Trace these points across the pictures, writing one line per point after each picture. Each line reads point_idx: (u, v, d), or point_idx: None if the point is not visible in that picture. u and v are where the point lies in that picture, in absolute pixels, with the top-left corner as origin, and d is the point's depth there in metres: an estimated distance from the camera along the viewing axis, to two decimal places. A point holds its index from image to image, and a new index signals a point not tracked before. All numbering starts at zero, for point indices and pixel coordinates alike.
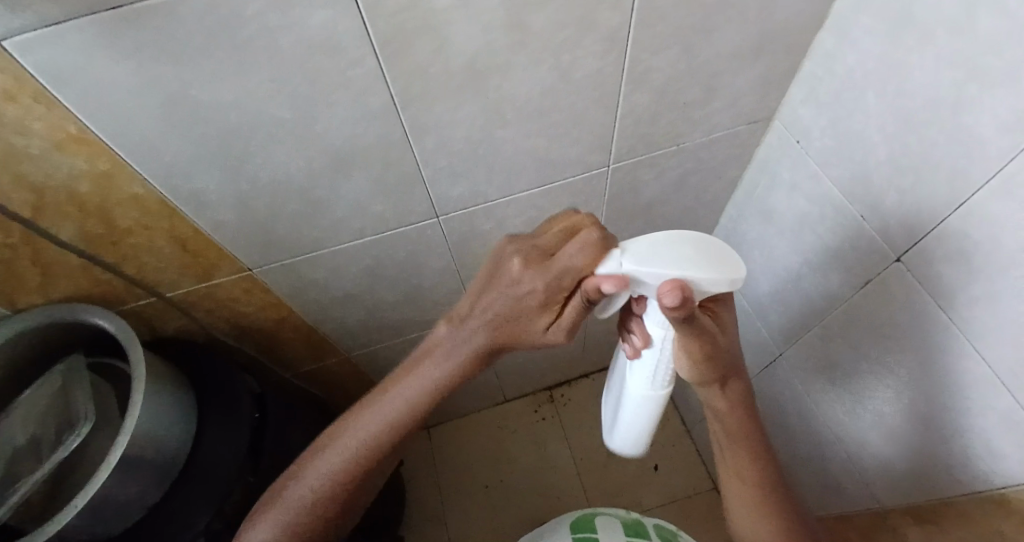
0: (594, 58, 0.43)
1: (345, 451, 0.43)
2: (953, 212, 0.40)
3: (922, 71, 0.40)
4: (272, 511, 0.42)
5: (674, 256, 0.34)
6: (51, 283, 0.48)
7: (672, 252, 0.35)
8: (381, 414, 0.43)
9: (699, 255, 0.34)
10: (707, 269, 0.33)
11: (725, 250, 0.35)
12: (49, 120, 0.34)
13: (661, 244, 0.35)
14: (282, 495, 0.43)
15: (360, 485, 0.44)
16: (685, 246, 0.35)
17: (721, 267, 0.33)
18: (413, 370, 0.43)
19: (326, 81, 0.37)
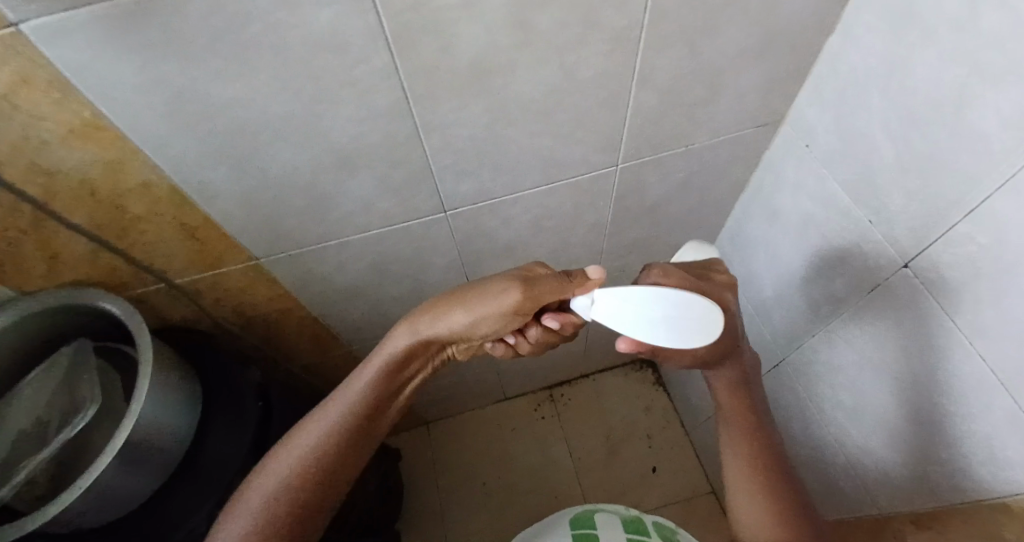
0: (602, 57, 0.44)
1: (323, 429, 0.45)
2: (962, 219, 0.40)
3: (930, 78, 0.40)
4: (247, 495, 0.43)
5: (640, 320, 0.41)
6: (59, 268, 0.49)
7: (641, 315, 0.41)
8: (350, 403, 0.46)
9: (662, 324, 0.41)
10: (664, 340, 0.41)
11: (692, 316, 0.40)
12: (62, 106, 0.34)
13: (636, 302, 0.41)
14: (250, 489, 0.43)
15: (328, 479, 0.45)
16: (654, 310, 0.41)
17: (678, 340, 0.40)
18: (371, 364, 0.48)
19: (336, 75, 0.37)
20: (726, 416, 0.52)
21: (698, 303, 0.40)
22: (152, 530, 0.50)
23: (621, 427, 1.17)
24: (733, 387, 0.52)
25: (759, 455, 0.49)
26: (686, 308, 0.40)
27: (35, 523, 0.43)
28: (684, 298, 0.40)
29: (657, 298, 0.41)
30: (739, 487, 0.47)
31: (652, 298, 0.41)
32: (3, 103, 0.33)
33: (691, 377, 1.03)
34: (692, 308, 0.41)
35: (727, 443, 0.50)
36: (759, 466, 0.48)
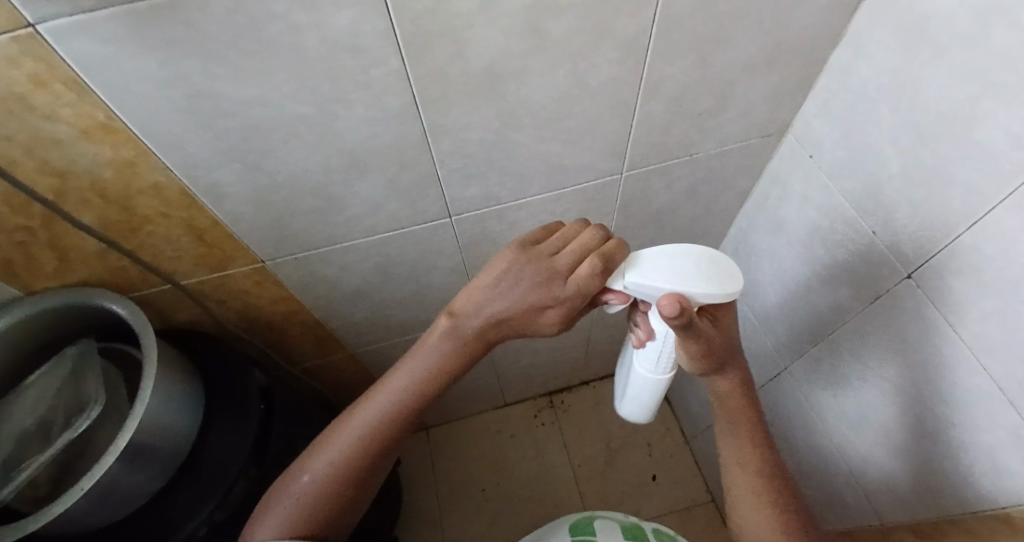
0: (611, 65, 0.44)
1: (357, 432, 0.42)
2: (966, 229, 0.40)
3: (936, 89, 0.40)
4: (280, 497, 0.41)
5: (672, 272, 0.38)
6: (68, 268, 0.49)
7: (670, 267, 0.38)
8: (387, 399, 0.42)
9: (694, 272, 0.38)
10: (703, 286, 0.37)
11: (720, 267, 0.38)
12: (77, 107, 0.34)
13: (661, 259, 0.39)
14: (286, 487, 0.41)
15: (366, 478, 0.42)
16: (681, 262, 0.38)
17: (715, 284, 0.37)
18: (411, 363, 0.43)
19: (349, 79, 0.38)
20: (732, 421, 0.49)
21: (718, 255, 0.39)
22: (152, 532, 0.50)
23: (621, 434, 1.16)
24: (740, 388, 0.48)
25: (760, 462, 0.48)
26: (711, 261, 0.39)
27: (37, 523, 0.43)
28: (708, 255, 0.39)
29: (683, 255, 0.39)
30: (740, 494, 0.48)
31: (677, 255, 0.39)
32: (19, 104, 0.33)
33: (692, 384, 1.03)
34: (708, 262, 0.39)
35: (731, 453, 0.49)
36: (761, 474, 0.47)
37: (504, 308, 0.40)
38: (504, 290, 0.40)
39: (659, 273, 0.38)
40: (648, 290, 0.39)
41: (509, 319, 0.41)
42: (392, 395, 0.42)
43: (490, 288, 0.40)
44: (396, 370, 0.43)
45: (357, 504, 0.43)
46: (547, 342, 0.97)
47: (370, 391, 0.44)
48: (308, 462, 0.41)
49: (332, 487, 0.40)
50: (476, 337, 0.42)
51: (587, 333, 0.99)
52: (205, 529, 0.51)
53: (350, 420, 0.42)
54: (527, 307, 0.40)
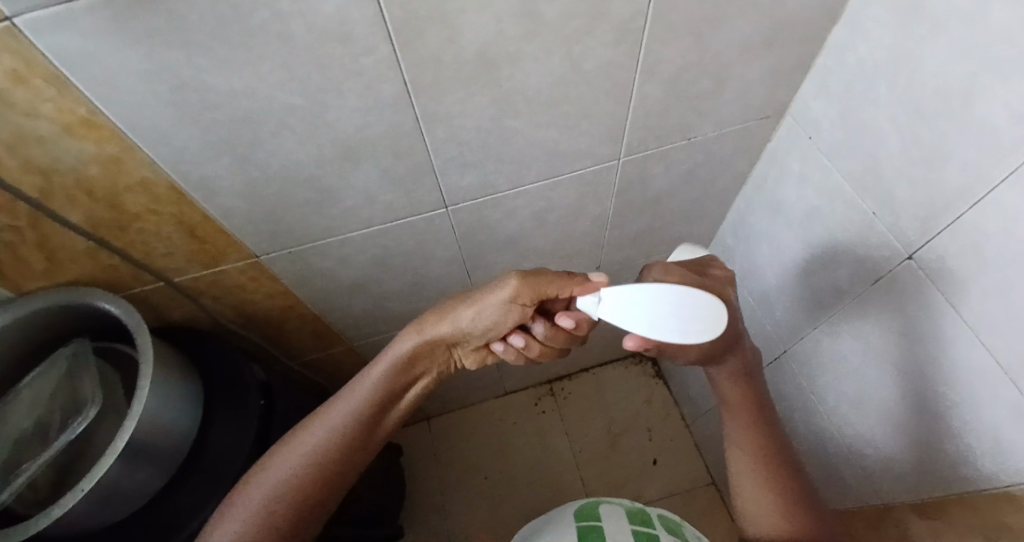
0: (607, 48, 0.43)
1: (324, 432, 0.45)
2: (968, 209, 0.40)
3: (936, 66, 0.39)
4: (247, 493, 0.43)
5: (644, 316, 0.41)
6: (58, 268, 0.48)
7: (642, 312, 0.41)
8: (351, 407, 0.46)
9: (665, 319, 0.40)
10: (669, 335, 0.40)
11: (693, 312, 0.40)
12: (59, 103, 0.33)
13: (636, 302, 0.41)
14: (249, 485, 0.43)
15: (331, 480, 0.45)
16: (653, 309, 0.40)
17: (682, 328, 0.40)
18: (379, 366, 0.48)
19: (338, 67, 0.36)
20: (732, 410, 0.51)
21: (695, 301, 0.40)
22: (156, 530, 0.50)
23: (622, 419, 1.17)
24: (737, 380, 0.51)
25: (761, 447, 0.49)
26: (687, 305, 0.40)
27: (40, 526, 0.43)
28: (684, 300, 0.40)
29: (660, 298, 0.40)
30: (742, 479, 0.48)
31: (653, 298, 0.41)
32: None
33: (692, 369, 1.04)
34: (687, 305, 0.40)
35: (732, 441, 0.50)
36: (763, 460, 0.48)
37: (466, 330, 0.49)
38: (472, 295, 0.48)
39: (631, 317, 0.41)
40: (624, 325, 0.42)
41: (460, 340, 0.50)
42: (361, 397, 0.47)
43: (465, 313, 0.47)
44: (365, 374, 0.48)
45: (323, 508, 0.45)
46: None
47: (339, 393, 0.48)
48: (272, 461, 0.44)
49: (294, 484, 0.43)
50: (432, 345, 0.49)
51: None
52: (209, 526, 0.50)
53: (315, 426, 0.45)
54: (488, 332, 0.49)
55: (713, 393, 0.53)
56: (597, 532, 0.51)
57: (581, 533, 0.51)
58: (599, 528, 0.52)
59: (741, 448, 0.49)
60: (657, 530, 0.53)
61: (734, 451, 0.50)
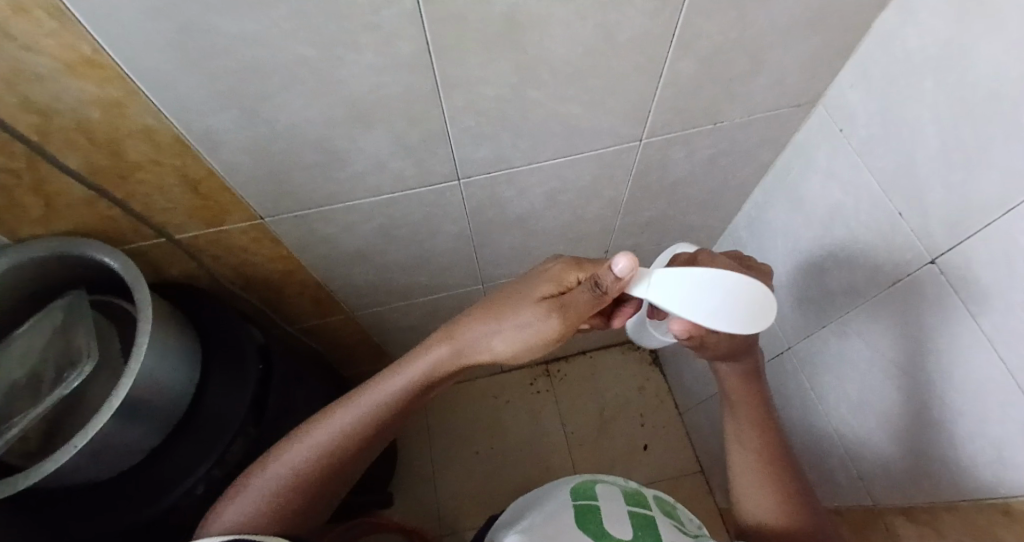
0: (643, 18, 0.40)
1: (343, 425, 0.43)
2: (1003, 214, 0.38)
3: (987, 62, 0.37)
4: (253, 483, 0.41)
5: (704, 306, 0.40)
6: (56, 214, 0.46)
7: (701, 301, 0.40)
8: (367, 405, 0.43)
9: (724, 308, 0.40)
10: (729, 326, 0.40)
11: (747, 305, 0.40)
12: (60, 38, 0.31)
13: (695, 290, 0.40)
14: (261, 471, 0.42)
15: (342, 466, 0.44)
16: (712, 301, 0.40)
17: (737, 324, 0.40)
18: (411, 359, 0.44)
19: (355, 19, 0.34)
20: (734, 407, 0.53)
21: (766, 291, 0.41)
22: (145, 487, 0.49)
23: (615, 405, 1.17)
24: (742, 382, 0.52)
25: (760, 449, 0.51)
26: (737, 296, 0.40)
27: (30, 479, 0.42)
28: (750, 283, 0.41)
29: (717, 287, 0.40)
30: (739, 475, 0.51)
31: (707, 284, 0.40)
32: None
33: (690, 359, 1.03)
34: (740, 302, 0.40)
35: (731, 438, 0.53)
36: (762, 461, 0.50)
37: (519, 280, 0.44)
38: (532, 273, 0.44)
39: (695, 304, 0.40)
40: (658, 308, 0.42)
41: (511, 289, 0.44)
42: (388, 391, 0.43)
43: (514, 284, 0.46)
44: (389, 368, 0.44)
45: (327, 495, 0.44)
46: None
47: (360, 384, 0.45)
48: (286, 449, 0.43)
49: (316, 464, 0.42)
50: (471, 328, 0.43)
51: None
52: (201, 486, 0.50)
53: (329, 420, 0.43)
54: (540, 270, 0.44)
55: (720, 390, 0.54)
56: (594, 513, 0.51)
57: (578, 511, 0.51)
58: (596, 508, 0.52)
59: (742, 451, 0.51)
60: (653, 511, 0.53)
61: (735, 452, 0.52)
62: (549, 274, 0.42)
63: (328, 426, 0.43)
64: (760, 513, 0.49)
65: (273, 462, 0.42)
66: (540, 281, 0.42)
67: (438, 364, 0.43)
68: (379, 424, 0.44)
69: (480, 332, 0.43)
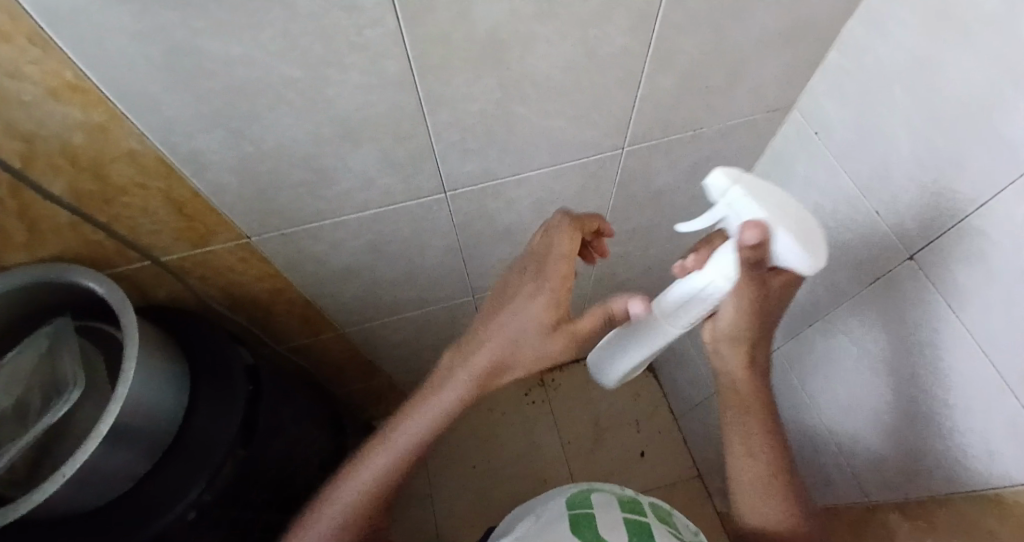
0: (622, 33, 0.42)
1: (381, 468, 0.48)
2: (974, 212, 0.40)
3: (955, 67, 0.39)
4: (309, 524, 0.47)
5: (786, 215, 0.35)
6: (39, 240, 0.46)
7: (785, 212, 0.35)
8: (398, 450, 0.48)
9: (801, 229, 0.35)
10: (799, 242, 0.34)
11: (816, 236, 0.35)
12: (45, 64, 0.31)
13: (783, 201, 0.35)
14: (314, 513, 0.48)
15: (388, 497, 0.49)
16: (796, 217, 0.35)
17: (806, 246, 0.34)
18: (431, 396, 0.47)
19: (341, 39, 0.35)
20: (735, 413, 0.50)
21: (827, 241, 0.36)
22: (132, 514, 0.48)
23: (609, 413, 1.18)
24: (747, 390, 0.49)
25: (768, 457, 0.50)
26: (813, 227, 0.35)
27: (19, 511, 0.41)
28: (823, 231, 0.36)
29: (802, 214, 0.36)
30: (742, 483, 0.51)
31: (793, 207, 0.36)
32: None
33: (681, 364, 1.04)
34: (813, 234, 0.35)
35: (738, 448, 0.51)
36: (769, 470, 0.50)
37: (506, 307, 0.44)
38: (513, 299, 0.44)
39: (779, 214, 0.35)
40: (733, 215, 0.36)
41: (500, 311, 0.44)
42: (414, 432, 0.47)
43: (491, 302, 0.45)
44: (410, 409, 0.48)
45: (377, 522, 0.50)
46: None
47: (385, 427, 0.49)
48: (334, 491, 0.48)
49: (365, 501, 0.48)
50: (479, 363, 0.45)
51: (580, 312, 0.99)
52: (192, 512, 0.49)
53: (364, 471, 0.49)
54: (521, 293, 0.43)
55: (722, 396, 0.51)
56: (589, 521, 0.51)
57: (573, 521, 0.51)
58: (591, 517, 0.52)
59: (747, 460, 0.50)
60: (648, 518, 0.53)
61: (741, 462, 0.51)
62: (540, 304, 0.42)
63: (367, 470, 0.48)
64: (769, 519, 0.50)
65: (324, 504, 0.48)
66: (534, 311, 0.42)
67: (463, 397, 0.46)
68: (411, 462, 0.49)
69: (496, 362, 0.44)
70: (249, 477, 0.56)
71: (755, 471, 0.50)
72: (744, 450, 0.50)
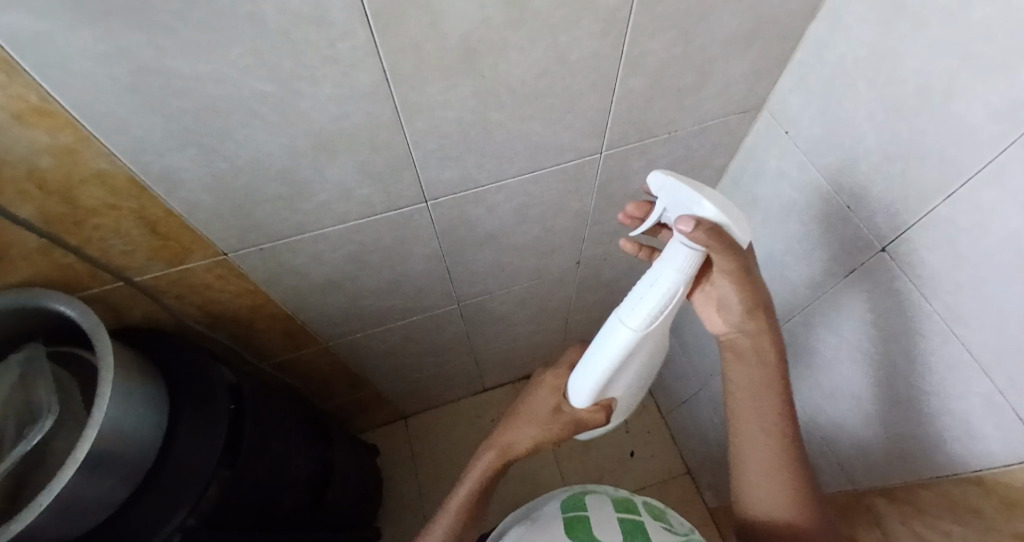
0: (592, 39, 0.42)
1: (446, 528, 0.56)
2: (941, 201, 0.41)
3: (915, 62, 0.40)
4: None
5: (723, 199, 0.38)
6: (5, 267, 0.44)
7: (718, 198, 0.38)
8: (452, 512, 0.57)
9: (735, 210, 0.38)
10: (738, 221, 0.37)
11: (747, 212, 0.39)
12: (6, 88, 0.30)
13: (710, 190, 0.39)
14: None
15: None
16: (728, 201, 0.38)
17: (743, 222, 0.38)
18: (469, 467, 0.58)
19: (313, 53, 0.35)
20: (739, 400, 0.50)
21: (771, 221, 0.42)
22: None
23: None
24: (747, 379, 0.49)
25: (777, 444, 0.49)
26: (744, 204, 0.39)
27: None
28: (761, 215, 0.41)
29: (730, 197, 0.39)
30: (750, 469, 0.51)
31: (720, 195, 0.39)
32: None
33: (668, 361, 1.05)
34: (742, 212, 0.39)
35: (746, 438, 0.50)
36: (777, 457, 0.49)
37: (520, 403, 0.58)
38: (526, 409, 0.57)
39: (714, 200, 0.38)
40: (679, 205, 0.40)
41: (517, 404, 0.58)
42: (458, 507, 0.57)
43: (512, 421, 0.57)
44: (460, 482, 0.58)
45: None
46: (528, 324, 0.97)
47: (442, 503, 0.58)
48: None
49: None
50: (500, 443, 0.57)
51: (566, 314, 0.99)
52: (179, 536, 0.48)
53: (450, 501, 0.58)
54: (533, 400, 0.56)
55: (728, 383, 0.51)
56: (584, 523, 0.51)
57: (567, 523, 0.51)
58: (585, 518, 0.52)
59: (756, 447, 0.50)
60: (642, 517, 0.53)
61: (751, 448, 0.50)
62: (547, 404, 0.55)
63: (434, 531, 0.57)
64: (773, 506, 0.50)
65: None
66: (540, 407, 0.55)
67: (490, 470, 0.57)
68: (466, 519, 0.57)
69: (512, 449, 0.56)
70: (233, 499, 0.55)
71: (769, 461, 0.49)
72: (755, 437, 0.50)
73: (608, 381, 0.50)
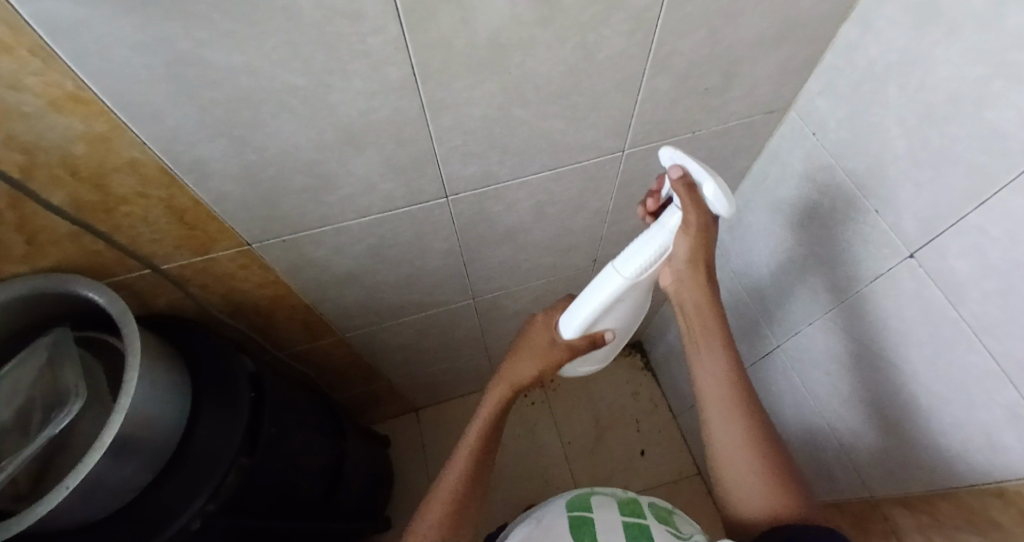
0: (620, 38, 0.42)
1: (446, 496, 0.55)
2: (974, 209, 0.40)
3: (948, 67, 0.39)
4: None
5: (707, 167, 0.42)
6: (38, 252, 0.45)
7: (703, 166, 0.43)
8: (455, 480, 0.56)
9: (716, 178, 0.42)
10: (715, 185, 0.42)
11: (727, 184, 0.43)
12: (45, 76, 0.31)
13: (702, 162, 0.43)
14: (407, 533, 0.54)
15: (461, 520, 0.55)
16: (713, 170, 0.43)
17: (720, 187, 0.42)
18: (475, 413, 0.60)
19: (345, 47, 0.35)
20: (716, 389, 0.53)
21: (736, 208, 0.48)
22: (142, 524, 0.48)
23: (609, 412, 1.18)
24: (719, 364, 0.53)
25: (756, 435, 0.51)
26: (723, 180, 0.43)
27: (22, 524, 0.41)
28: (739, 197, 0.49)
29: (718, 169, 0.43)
30: (731, 460, 0.51)
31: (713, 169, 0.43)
32: None
33: (681, 362, 1.05)
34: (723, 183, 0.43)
35: (725, 428, 0.52)
36: (757, 445, 0.51)
37: (519, 342, 0.61)
38: (524, 345, 0.60)
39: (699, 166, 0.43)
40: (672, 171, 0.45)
41: (517, 343, 0.61)
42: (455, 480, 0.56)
43: (513, 358, 0.60)
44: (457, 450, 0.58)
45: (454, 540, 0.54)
46: None
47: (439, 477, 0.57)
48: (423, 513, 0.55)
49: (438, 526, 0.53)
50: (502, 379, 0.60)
51: None
52: (197, 522, 0.49)
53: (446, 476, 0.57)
54: (530, 336, 0.59)
55: (702, 371, 0.54)
56: (588, 524, 0.51)
57: (572, 523, 0.52)
58: (590, 520, 0.52)
59: (733, 435, 0.51)
60: (648, 520, 0.52)
61: (727, 441, 0.52)
62: (543, 338, 0.58)
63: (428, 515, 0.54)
64: (754, 497, 0.50)
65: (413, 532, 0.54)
66: (535, 338, 0.59)
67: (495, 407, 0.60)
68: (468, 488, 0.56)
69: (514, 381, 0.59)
70: (249, 489, 0.55)
71: (742, 445, 0.51)
72: (726, 419, 0.52)
73: (593, 322, 0.52)
